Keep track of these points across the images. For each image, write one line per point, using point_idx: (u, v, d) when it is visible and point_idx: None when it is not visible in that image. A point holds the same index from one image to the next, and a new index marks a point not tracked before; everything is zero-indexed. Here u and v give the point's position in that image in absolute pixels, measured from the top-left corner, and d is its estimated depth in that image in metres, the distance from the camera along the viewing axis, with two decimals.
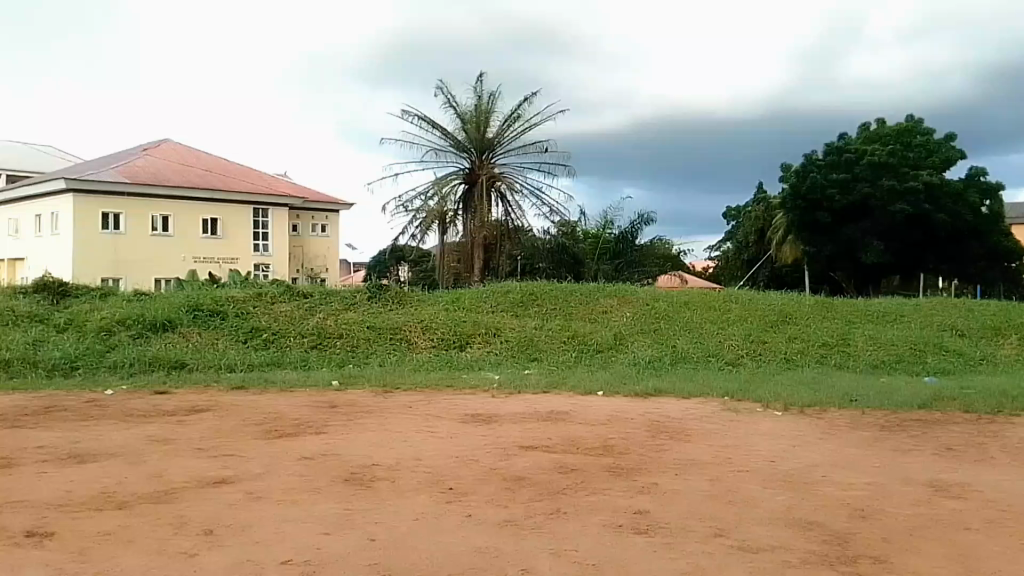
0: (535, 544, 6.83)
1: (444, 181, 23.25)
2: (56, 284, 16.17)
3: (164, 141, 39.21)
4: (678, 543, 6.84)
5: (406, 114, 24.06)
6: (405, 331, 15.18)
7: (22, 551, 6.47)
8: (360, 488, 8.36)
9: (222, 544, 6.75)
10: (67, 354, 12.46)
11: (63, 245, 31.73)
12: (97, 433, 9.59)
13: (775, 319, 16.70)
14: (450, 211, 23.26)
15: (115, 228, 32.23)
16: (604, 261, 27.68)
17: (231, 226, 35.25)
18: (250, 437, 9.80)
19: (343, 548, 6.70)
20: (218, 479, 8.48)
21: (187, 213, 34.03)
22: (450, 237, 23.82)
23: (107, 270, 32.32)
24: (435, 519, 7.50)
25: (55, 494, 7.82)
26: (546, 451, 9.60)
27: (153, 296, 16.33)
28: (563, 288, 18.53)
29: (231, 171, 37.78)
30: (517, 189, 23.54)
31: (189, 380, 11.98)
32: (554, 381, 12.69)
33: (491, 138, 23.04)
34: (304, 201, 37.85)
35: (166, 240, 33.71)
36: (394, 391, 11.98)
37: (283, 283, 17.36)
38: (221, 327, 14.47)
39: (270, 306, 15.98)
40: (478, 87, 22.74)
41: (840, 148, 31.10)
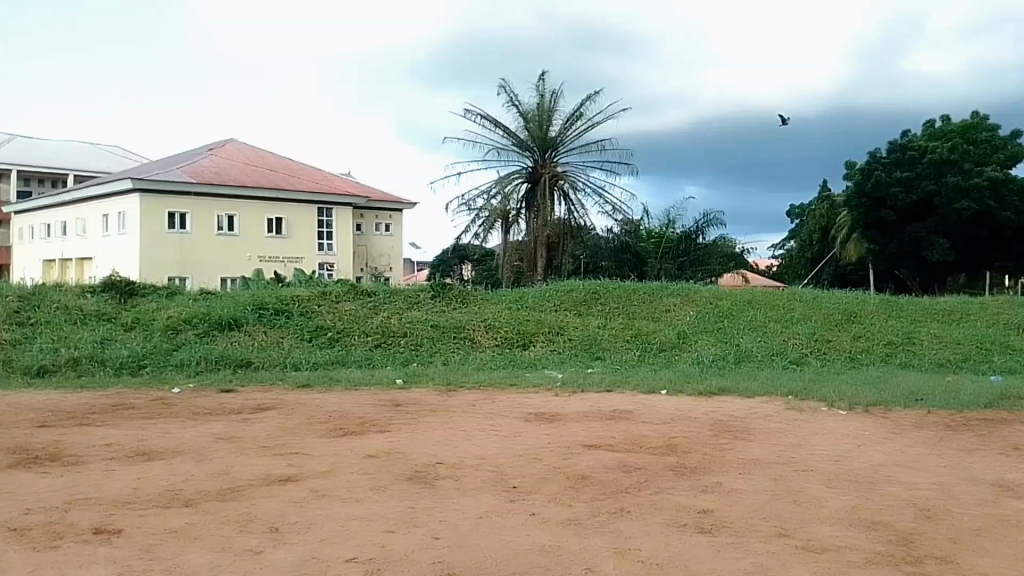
0: (598, 543, 6.80)
1: (507, 181, 23.25)
2: (123, 284, 16.05)
3: (230, 142, 38.95)
4: (744, 543, 6.79)
5: (471, 113, 24.49)
6: (468, 329, 15.20)
7: (90, 547, 6.51)
8: (424, 486, 8.37)
9: (287, 542, 6.76)
10: (135, 354, 12.52)
11: (129, 244, 31.87)
12: (163, 430, 9.64)
13: (840, 318, 16.59)
14: (513, 211, 23.36)
15: (181, 227, 32.37)
16: (667, 261, 27.73)
17: (297, 225, 35.35)
18: (313, 435, 9.80)
19: (408, 546, 6.70)
20: (283, 477, 8.50)
21: (252, 213, 34.08)
22: (512, 236, 23.91)
23: (174, 270, 32.41)
24: (498, 518, 7.48)
25: (123, 492, 7.87)
26: (609, 450, 9.56)
27: (217, 294, 16.38)
28: (623, 287, 18.45)
29: (294, 170, 37.90)
30: (580, 188, 23.49)
31: (257, 379, 12.03)
32: (617, 381, 12.60)
33: (554, 137, 23.06)
34: (367, 200, 37.92)
35: (233, 240, 33.79)
36: (458, 391, 11.93)
37: (347, 282, 17.33)
38: (285, 326, 14.51)
39: (332, 305, 15.99)
40: (540, 85, 22.71)
41: (903, 146, 30.83)
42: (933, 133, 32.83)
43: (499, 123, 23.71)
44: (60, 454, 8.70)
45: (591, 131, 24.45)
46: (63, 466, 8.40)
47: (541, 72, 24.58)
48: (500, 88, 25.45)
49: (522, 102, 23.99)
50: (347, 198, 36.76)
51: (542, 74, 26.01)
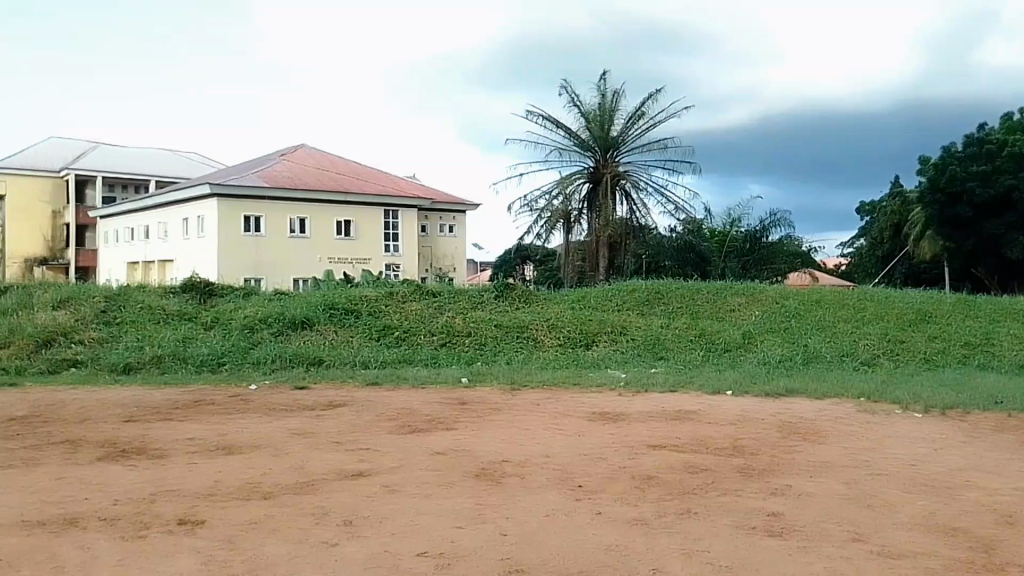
0: (666, 544, 6.80)
1: (568, 181, 23.33)
2: (202, 284, 16.72)
3: (301, 146, 40.13)
4: (816, 547, 6.68)
5: (532, 114, 24.74)
6: (532, 329, 15.36)
7: (175, 537, 6.85)
8: (491, 483, 8.52)
9: (359, 535, 6.98)
10: (214, 352, 13.09)
11: (207, 247, 33.10)
12: (241, 425, 10.05)
13: (913, 318, 16.15)
14: (574, 211, 23.44)
15: (256, 230, 33.53)
16: (732, 260, 27.66)
17: (364, 227, 36.18)
18: (381, 431, 10.05)
19: (477, 542, 6.84)
20: (354, 472, 8.77)
21: (323, 216, 35.08)
22: (573, 237, 23.99)
23: (250, 271, 33.50)
24: (565, 516, 7.55)
25: (204, 484, 8.25)
26: (675, 450, 9.53)
27: (290, 295, 16.95)
28: (686, 286, 18.31)
29: (362, 174, 38.73)
30: (642, 187, 23.42)
31: (328, 376, 12.43)
32: (681, 381, 12.54)
33: (615, 136, 23.04)
34: (431, 202, 38.49)
35: (304, 242, 34.80)
36: (522, 389, 12.09)
37: (413, 283, 17.69)
38: (355, 325, 14.95)
39: (399, 305, 16.34)
40: (602, 85, 22.72)
41: (979, 139, 29.66)
42: (1012, 126, 31.48)
43: (560, 124, 23.85)
44: (146, 448, 9.17)
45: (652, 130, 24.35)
46: (149, 459, 8.87)
47: (603, 72, 24.59)
48: (561, 89, 25.58)
49: (584, 102, 24.08)
50: (413, 200, 37.33)
51: (603, 74, 26.05)
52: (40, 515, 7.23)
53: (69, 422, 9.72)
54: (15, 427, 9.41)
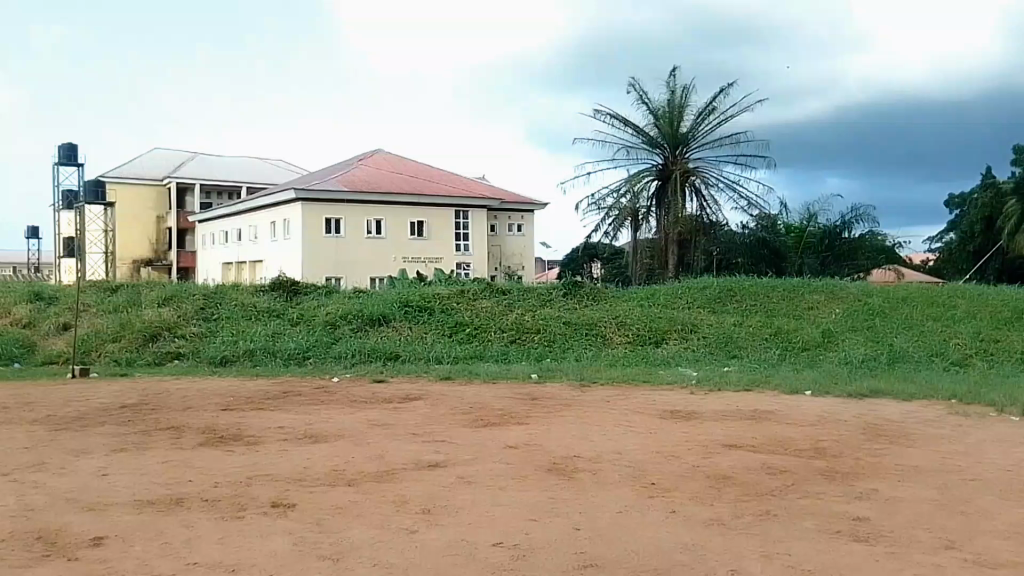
0: (744, 545, 6.72)
1: (637, 179, 23.10)
2: (289, 283, 17.73)
3: (377, 151, 41.55)
4: (905, 554, 6.43)
5: (598, 113, 24.83)
6: (600, 326, 15.43)
7: (271, 518, 7.39)
8: (565, 478, 8.67)
9: (438, 524, 7.29)
10: (300, 345, 13.92)
11: (293, 248, 34.89)
12: (326, 415, 10.65)
13: (1012, 316, 15.08)
14: (643, 208, 23.23)
15: (336, 232, 35.04)
16: (809, 256, 26.54)
17: (436, 227, 37.03)
18: (456, 424, 10.39)
19: (551, 535, 6.99)
20: (432, 463, 9.13)
21: (398, 217, 36.28)
22: (642, 234, 23.85)
23: (331, 271, 35.04)
24: (639, 513, 7.60)
25: (295, 470, 8.82)
26: (752, 450, 9.38)
27: (368, 293, 17.66)
28: (762, 284, 17.90)
29: (435, 176, 39.81)
30: (713, 183, 22.95)
31: (404, 371, 12.95)
32: (756, 380, 12.27)
33: (684, 133, 22.62)
34: (500, 202, 39.10)
35: (380, 243, 36.06)
36: (592, 386, 12.18)
37: (483, 281, 18.12)
38: (429, 322, 15.46)
39: (470, 304, 16.73)
40: (671, 81, 22.36)
41: None
42: None
43: (628, 121, 23.67)
44: (242, 435, 9.88)
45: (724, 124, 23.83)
46: (245, 445, 9.57)
47: (672, 68, 24.17)
48: (629, 87, 25.41)
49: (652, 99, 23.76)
50: (482, 201, 38.09)
51: (672, 69, 25.62)
52: (153, 495, 7.96)
53: (174, 409, 10.61)
54: (127, 413, 10.37)
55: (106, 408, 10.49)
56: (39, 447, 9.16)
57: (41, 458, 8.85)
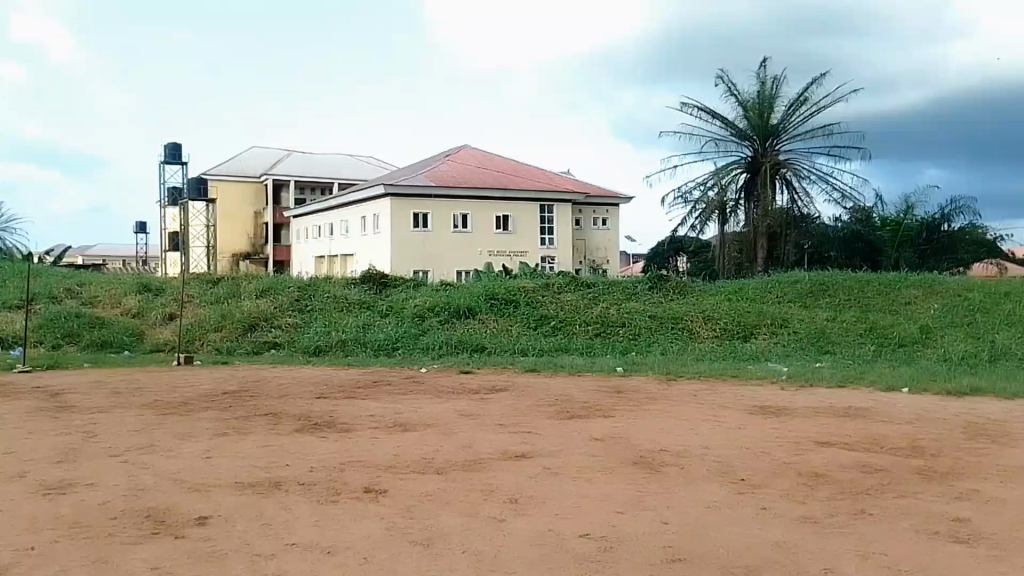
0: (835, 543, 6.62)
1: (725, 172, 22.88)
2: (378, 275, 18.17)
3: (464, 148, 41.96)
4: (1008, 557, 6.23)
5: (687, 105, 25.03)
6: (687, 320, 15.46)
7: (364, 503, 7.65)
8: (652, 471, 8.71)
9: (525, 513, 7.41)
10: (390, 337, 14.33)
11: (382, 242, 35.74)
12: (415, 404, 10.93)
13: None
14: (731, 201, 23.05)
15: (424, 227, 35.76)
16: (907, 249, 26.32)
17: (521, 222, 37.44)
18: (543, 416, 10.54)
19: (638, 528, 7.02)
20: (520, 453, 9.29)
21: (484, 212, 36.70)
22: (729, 228, 23.67)
23: (419, 264, 35.82)
24: (728, 508, 7.56)
25: (387, 457, 9.11)
26: (845, 448, 9.25)
27: (454, 286, 17.98)
28: (856, 278, 17.72)
29: (519, 170, 40.12)
30: (805, 175, 22.57)
31: (490, 362, 13.18)
32: (849, 376, 12.06)
33: (775, 124, 22.27)
34: (585, 196, 38.94)
35: (467, 237, 36.62)
36: (678, 379, 12.19)
37: (566, 274, 18.27)
38: (514, 315, 15.74)
39: (555, 297, 16.92)
40: (761, 71, 21.97)
41: None
42: None
43: (716, 112, 23.43)
44: (336, 422, 10.24)
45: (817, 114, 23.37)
46: (339, 432, 9.92)
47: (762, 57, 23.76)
48: (719, 77, 25.16)
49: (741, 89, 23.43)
50: (568, 195, 38.18)
51: (765, 60, 25.20)
52: (254, 477, 8.34)
53: (271, 396, 11.06)
54: (229, 400, 10.87)
55: (210, 394, 11.04)
56: (148, 430, 9.69)
57: (150, 440, 9.35)
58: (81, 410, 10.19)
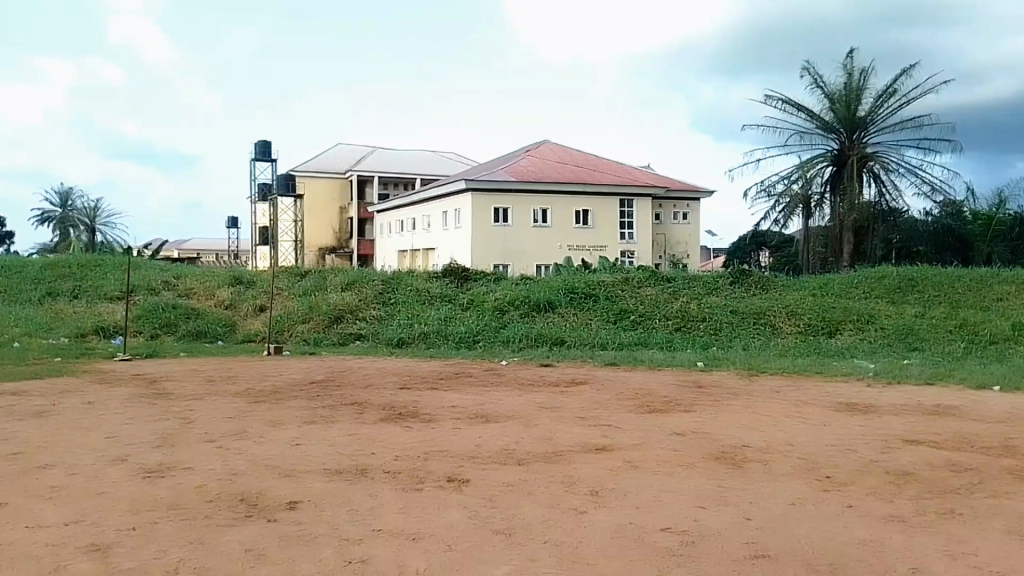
0: (922, 542, 6.41)
1: (810, 165, 23.66)
2: (459, 269, 18.44)
3: (545, 143, 42.46)
4: None
5: (770, 98, 25.74)
6: (770, 315, 15.64)
7: (448, 493, 7.76)
8: (733, 467, 8.64)
9: (605, 506, 7.41)
10: (470, 330, 14.72)
11: (464, 236, 36.27)
12: (496, 396, 11.11)
13: None
14: (816, 196, 23.82)
15: (504, 221, 36.08)
16: (998, 244, 26.50)
17: (602, 217, 37.37)
18: (623, 409, 10.61)
19: (720, 524, 6.92)
20: (600, 446, 9.35)
21: (563, 207, 36.84)
22: (815, 222, 24.72)
23: (499, 258, 36.25)
24: (811, 506, 7.41)
25: (469, 447, 9.27)
26: (934, 446, 9.05)
27: (533, 280, 18.28)
28: (945, 274, 18.05)
29: (599, 165, 40.23)
30: (893, 168, 23.23)
31: (570, 356, 13.39)
32: (939, 374, 11.84)
33: (864, 116, 22.83)
34: (666, 190, 38.77)
35: (546, 231, 36.82)
36: (760, 375, 12.18)
37: (646, 268, 18.51)
38: (594, 308, 16.12)
39: (635, 291, 17.22)
40: (849, 63, 22.57)
41: None
42: None
43: (802, 106, 24.05)
44: (419, 412, 10.48)
45: (904, 107, 24.01)
46: (423, 422, 10.14)
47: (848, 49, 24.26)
48: (803, 70, 25.66)
49: (828, 83, 24.12)
50: (649, 188, 37.94)
51: (852, 50, 25.31)
52: (342, 465, 8.56)
53: (357, 386, 11.40)
54: (316, 389, 11.23)
55: (299, 383, 11.45)
56: (241, 416, 10.05)
57: (242, 427, 9.71)
58: (179, 396, 10.68)
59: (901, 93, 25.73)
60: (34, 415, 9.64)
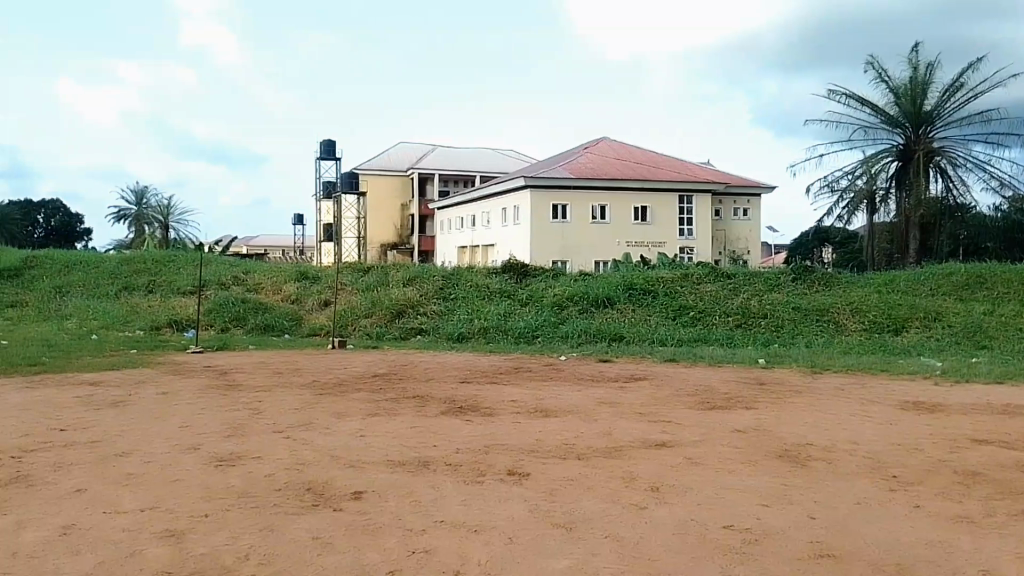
0: (995, 545, 6.07)
1: (875, 161, 23.82)
2: (519, 266, 19.06)
3: (603, 139, 42.58)
4: None
5: (834, 94, 25.98)
6: (833, 312, 15.71)
7: (507, 486, 7.61)
8: (798, 465, 8.38)
9: (667, 501, 7.16)
10: (529, 326, 15.16)
11: (522, 233, 36.56)
12: (556, 391, 11.23)
13: None
14: (881, 191, 23.91)
15: (563, 218, 36.31)
16: None
17: (661, 213, 37.24)
18: (682, 406, 10.62)
19: (786, 521, 6.62)
20: (659, 442, 9.25)
21: (622, 204, 36.86)
22: (879, 218, 24.63)
23: (558, 254, 36.37)
24: (879, 505, 7.09)
25: (529, 441, 9.27)
26: (1006, 447, 8.78)
27: (592, 276, 18.77)
28: (1011, 270, 17.81)
29: (658, 162, 40.25)
30: (961, 163, 23.19)
31: (628, 352, 13.62)
32: (1009, 373, 11.62)
33: (929, 111, 22.96)
34: (726, 186, 38.63)
35: (605, 228, 36.83)
36: (823, 372, 12.14)
37: (706, 265, 18.85)
38: (652, 304, 16.50)
39: (695, 288, 17.51)
40: (915, 59, 22.70)
41: None
42: None
43: (866, 101, 24.22)
44: (480, 406, 10.62)
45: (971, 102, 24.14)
46: (483, 416, 10.25)
47: (914, 45, 24.40)
48: (868, 65, 25.68)
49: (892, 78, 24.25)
50: (708, 185, 37.84)
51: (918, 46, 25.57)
52: (403, 456, 8.57)
53: (419, 380, 11.67)
54: (379, 382, 11.51)
55: (362, 376, 11.75)
56: (306, 408, 10.29)
57: (307, 418, 9.91)
58: (247, 388, 11.02)
59: (966, 90, 25.84)
60: (112, 404, 10.08)
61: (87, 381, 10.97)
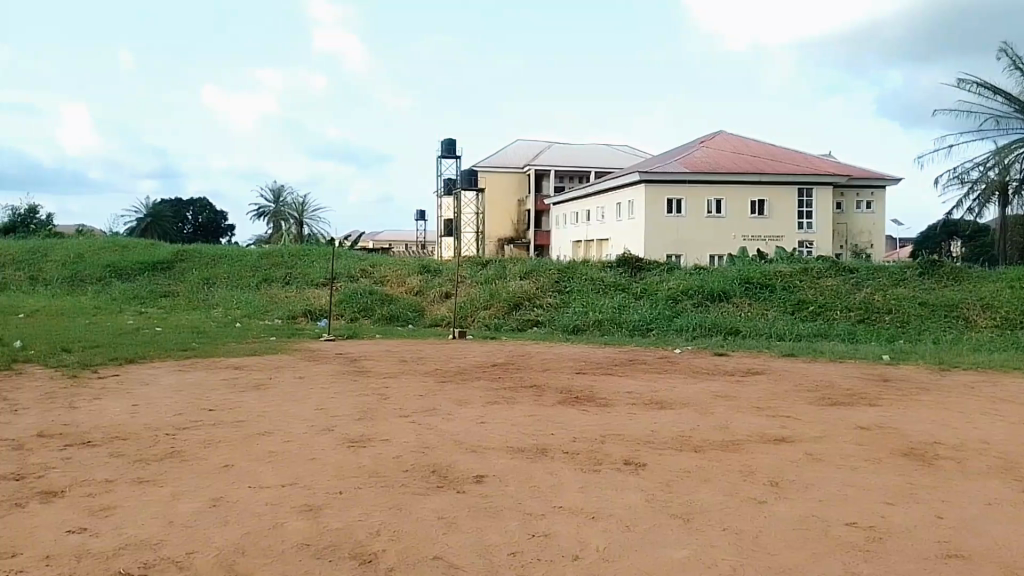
0: None
1: (1008, 151, 22.71)
2: (634, 260, 19.47)
3: (720, 133, 42.24)
4: None
5: (963, 83, 25.13)
6: (963, 309, 15.28)
7: (624, 474, 7.53)
8: (923, 465, 8.03)
9: (787, 496, 6.90)
10: (643, 318, 15.48)
11: (636, 227, 36.77)
12: (671, 384, 11.43)
13: None
14: (1015, 182, 23.06)
15: (677, 212, 36.18)
16: None
17: (779, 207, 36.53)
18: (801, 401, 10.57)
19: (913, 521, 6.26)
20: (778, 437, 9.11)
21: (738, 197, 36.39)
22: (1012, 209, 23.91)
23: (673, 248, 36.27)
24: (1013, 509, 6.65)
25: (646, 431, 9.33)
26: None
27: (706, 270, 18.87)
28: None
29: (775, 154, 39.63)
30: None
31: (745, 346, 13.70)
32: None
33: None
34: (849, 178, 37.50)
35: (720, 222, 36.47)
36: (952, 369, 11.85)
37: (825, 260, 18.69)
38: (769, 299, 16.52)
39: (813, 282, 17.42)
40: None
41: None
42: None
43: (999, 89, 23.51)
44: (596, 396, 10.91)
45: None
46: (600, 405, 10.49)
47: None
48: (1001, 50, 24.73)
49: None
50: (830, 178, 36.82)
51: None
52: (524, 442, 8.71)
53: (536, 370, 12.12)
54: (498, 371, 12.03)
55: (481, 365, 12.33)
56: (431, 394, 10.83)
57: (431, 404, 10.38)
58: (374, 374, 11.74)
59: None
60: (253, 386, 10.94)
61: (231, 365, 12.00)
